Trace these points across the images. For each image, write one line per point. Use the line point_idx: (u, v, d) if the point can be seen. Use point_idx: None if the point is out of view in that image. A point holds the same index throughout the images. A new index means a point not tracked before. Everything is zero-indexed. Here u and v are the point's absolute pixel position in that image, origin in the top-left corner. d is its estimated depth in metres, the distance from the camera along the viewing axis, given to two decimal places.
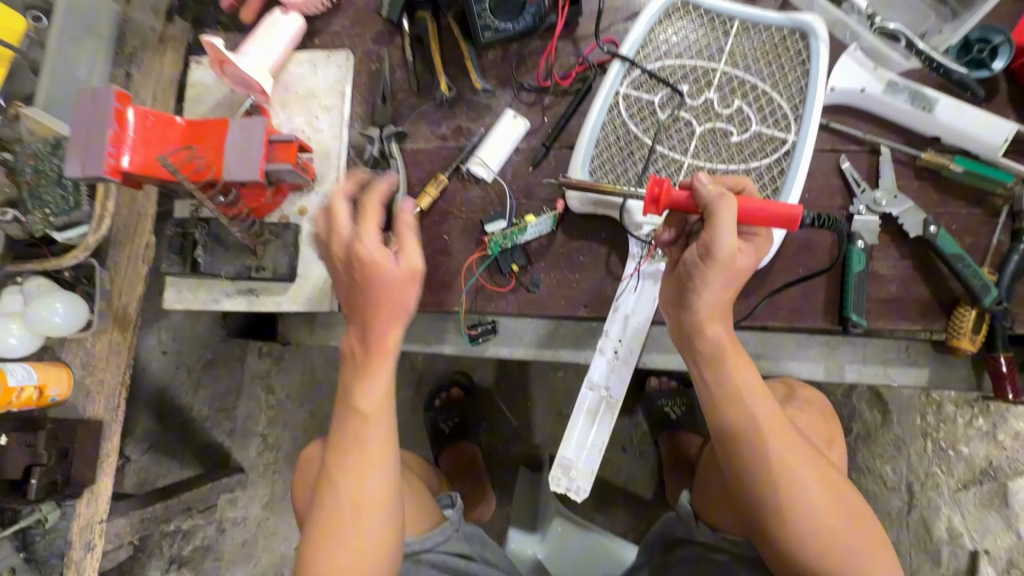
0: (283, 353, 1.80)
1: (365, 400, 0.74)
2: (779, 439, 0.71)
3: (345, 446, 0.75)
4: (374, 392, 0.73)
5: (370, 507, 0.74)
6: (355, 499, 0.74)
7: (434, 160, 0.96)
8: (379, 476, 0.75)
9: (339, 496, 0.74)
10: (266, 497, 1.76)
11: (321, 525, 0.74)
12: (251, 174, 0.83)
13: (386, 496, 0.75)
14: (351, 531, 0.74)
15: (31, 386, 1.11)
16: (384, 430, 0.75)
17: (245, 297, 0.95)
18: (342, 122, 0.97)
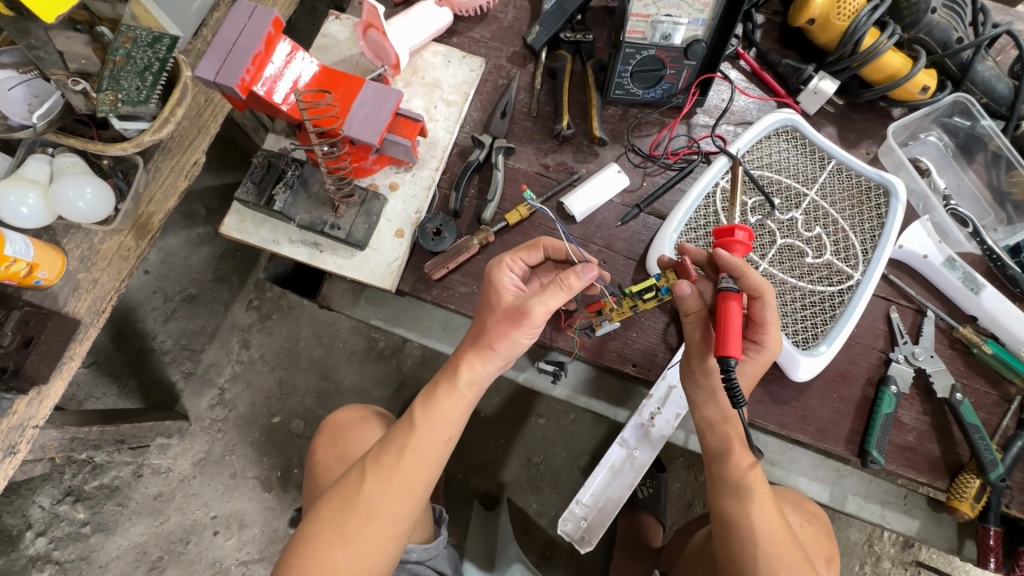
0: (271, 313, 1.73)
1: (439, 401, 0.78)
2: (772, 540, 0.72)
3: (391, 443, 0.79)
4: (453, 404, 0.78)
5: (383, 508, 0.76)
6: (378, 497, 0.76)
7: (531, 184, 0.99)
8: (411, 485, 0.77)
9: (364, 487, 0.77)
10: (200, 454, 1.63)
11: (336, 503, 0.77)
12: (370, 138, 0.84)
13: (406, 506, 0.77)
14: (360, 523, 0.76)
15: (24, 262, 0.95)
16: (436, 444, 0.78)
17: (306, 247, 0.93)
18: (458, 119, 1.00)
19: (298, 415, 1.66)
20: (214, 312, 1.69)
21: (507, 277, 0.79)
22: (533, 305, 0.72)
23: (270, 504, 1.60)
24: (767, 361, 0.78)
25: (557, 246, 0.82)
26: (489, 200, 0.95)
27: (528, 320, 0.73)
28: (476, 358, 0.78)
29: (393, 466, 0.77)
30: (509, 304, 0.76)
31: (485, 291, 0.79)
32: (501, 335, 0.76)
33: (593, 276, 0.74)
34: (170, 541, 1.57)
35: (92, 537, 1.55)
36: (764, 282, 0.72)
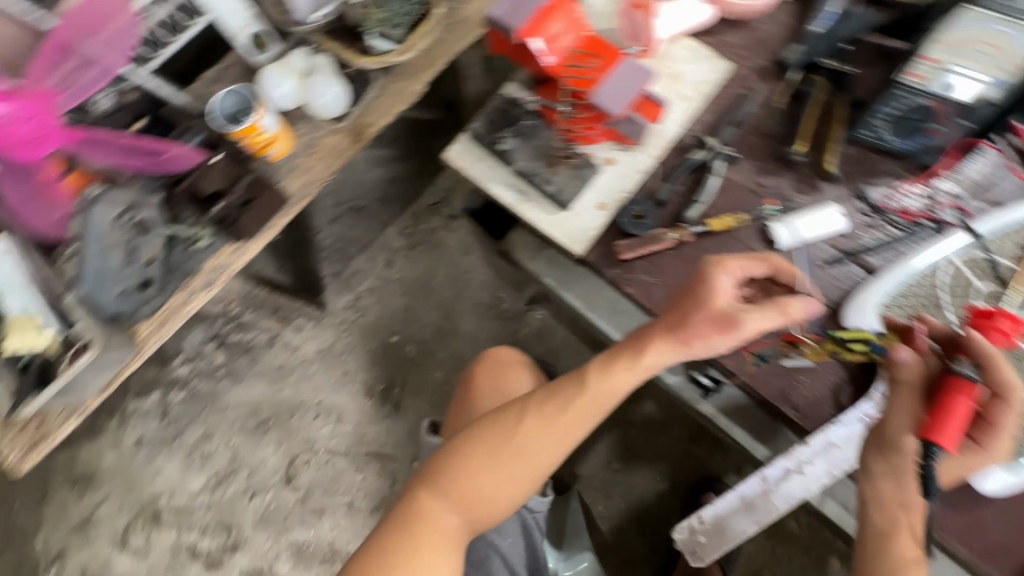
0: (419, 244, 1.87)
1: (614, 376, 0.79)
2: None
3: (558, 393, 0.82)
4: (628, 378, 0.79)
5: (536, 448, 0.81)
6: (533, 436, 0.81)
7: (741, 199, 0.97)
8: (564, 436, 0.81)
9: (523, 423, 0.82)
10: (324, 344, 1.81)
11: (494, 429, 0.83)
12: (615, 108, 0.88)
13: (551, 456, 0.82)
14: (512, 455, 0.81)
15: (268, 134, 1.26)
16: (597, 408, 0.81)
17: (514, 191, 0.99)
18: (689, 116, 1.00)
19: (415, 341, 1.79)
20: (373, 228, 1.86)
21: (726, 279, 0.76)
22: (749, 319, 0.73)
23: (368, 410, 1.74)
24: (974, 466, 0.74)
25: (786, 268, 0.81)
26: (697, 202, 0.96)
27: (736, 331, 0.73)
28: (669, 347, 0.77)
29: (556, 415, 0.81)
30: (720, 309, 0.74)
31: (696, 284, 0.77)
32: (704, 338, 0.74)
33: (813, 311, 0.76)
34: (279, 407, 1.77)
35: (222, 380, 1.79)
36: (1018, 385, 0.69)
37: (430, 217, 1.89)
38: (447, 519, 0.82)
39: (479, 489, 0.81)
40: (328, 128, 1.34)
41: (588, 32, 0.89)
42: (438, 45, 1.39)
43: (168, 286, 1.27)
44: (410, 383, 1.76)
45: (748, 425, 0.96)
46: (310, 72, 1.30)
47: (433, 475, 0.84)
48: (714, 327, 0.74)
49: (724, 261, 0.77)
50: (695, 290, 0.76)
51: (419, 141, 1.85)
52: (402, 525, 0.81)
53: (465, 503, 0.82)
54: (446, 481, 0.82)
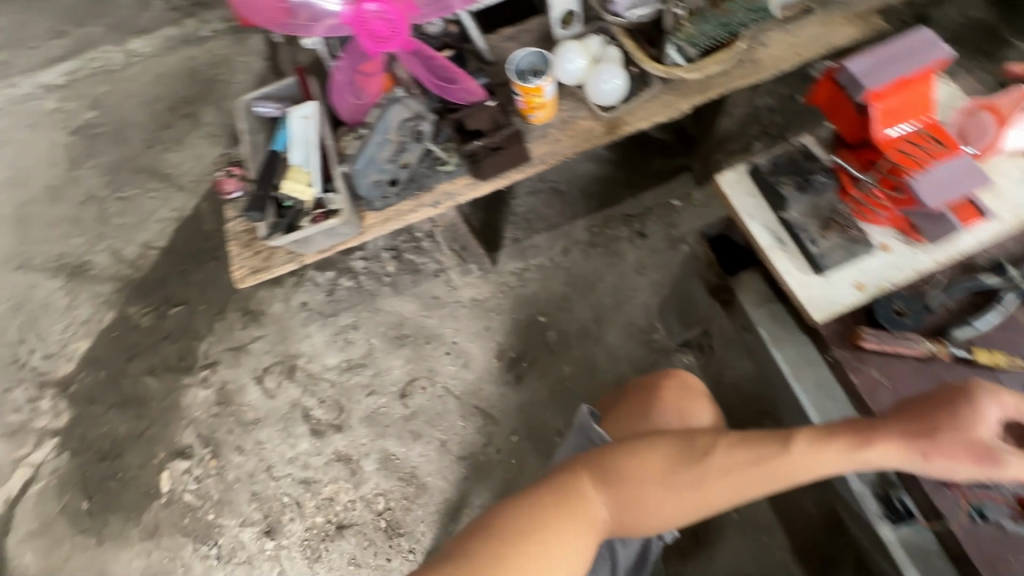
0: (600, 245, 1.91)
1: (829, 453, 0.82)
2: None
3: (754, 444, 0.86)
4: (836, 460, 0.82)
5: (715, 486, 0.86)
6: (717, 474, 0.86)
7: (1015, 343, 0.90)
8: (747, 486, 0.85)
9: (709, 458, 0.87)
10: (478, 295, 1.92)
11: (678, 453, 0.89)
12: (936, 201, 0.86)
13: (730, 498, 0.86)
14: (690, 482, 0.86)
15: (541, 98, 1.36)
16: (791, 474, 0.84)
17: (771, 236, 0.98)
18: (994, 236, 0.92)
19: (558, 329, 1.84)
20: (565, 214, 1.95)
21: (994, 414, 0.79)
22: (1012, 463, 0.77)
23: (493, 369, 1.83)
24: None
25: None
26: (968, 324, 0.89)
27: (992, 468, 0.78)
28: (901, 451, 0.80)
29: (746, 463, 0.85)
30: (979, 438, 0.78)
31: (958, 406, 0.80)
32: (953, 459, 0.78)
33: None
34: (419, 330, 1.91)
35: (384, 286, 1.97)
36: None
37: (620, 225, 1.93)
38: (602, 511, 0.88)
39: (646, 498, 0.88)
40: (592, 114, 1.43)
41: (933, 119, 0.90)
42: (721, 75, 1.41)
43: (406, 192, 1.43)
44: (539, 364, 1.82)
45: None
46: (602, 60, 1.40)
47: (604, 469, 0.90)
48: (967, 453, 0.78)
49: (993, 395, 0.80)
50: (958, 412, 0.80)
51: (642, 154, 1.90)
52: (563, 496, 0.89)
53: (626, 504, 0.88)
54: (615, 478, 0.89)
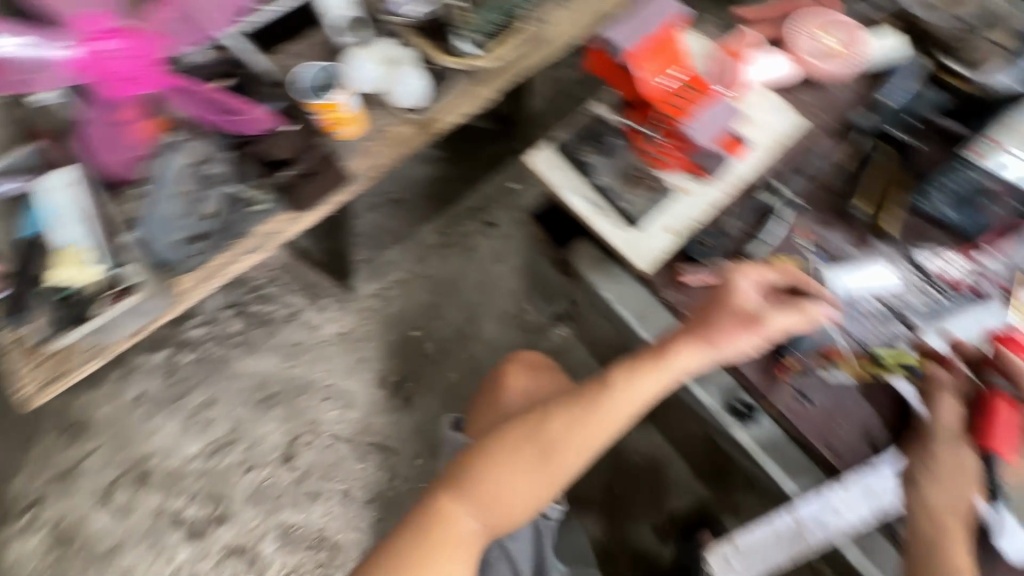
0: (453, 245, 1.89)
1: (641, 378, 0.88)
2: None
3: (583, 396, 0.90)
4: (652, 381, 0.88)
5: (563, 450, 0.88)
6: (561, 437, 0.88)
7: (801, 245, 1.02)
8: (591, 437, 0.88)
9: (549, 425, 0.89)
10: (343, 329, 1.80)
11: (522, 433, 0.90)
12: (700, 141, 0.99)
13: (581, 456, 0.88)
14: (540, 455, 0.87)
15: (348, 112, 1.30)
16: (621, 410, 0.88)
17: (589, 203, 1.02)
18: (764, 160, 1.05)
19: (435, 339, 1.80)
20: (409, 224, 1.90)
21: (745, 283, 0.88)
22: (772, 318, 0.86)
23: (379, 400, 1.74)
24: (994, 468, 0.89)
25: (802, 276, 0.92)
26: (761, 241, 1.01)
27: (762, 329, 0.86)
28: (694, 348, 0.87)
29: (582, 416, 0.88)
30: (743, 309, 0.87)
31: (719, 292, 0.89)
32: (731, 336, 0.86)
33: (824, 312, 0.90)
34: (288, 384, 1.74)
35: (235, 348, 1.76)
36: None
37: (468, 220, 1.92)
38: (468, 523, 0.86)
39: (506, 488, 0.87)
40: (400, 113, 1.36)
41: (689, 69, 1.02)
42: (514, 61, 1.44)
43: (219, 245, 1.25)
44: (424, 380, 1.76)
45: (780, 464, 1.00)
46: (395, 59, 1.35)
47: (461, 478, 0.88)
48: (740, 325, 0.86)
49: (740, 269, 0.90)
50: (719, 298, 0.88)
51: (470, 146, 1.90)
52: (426, 524, 0.86)
53: (486, 505, 0.87)
54: (469, 485, 0.88)
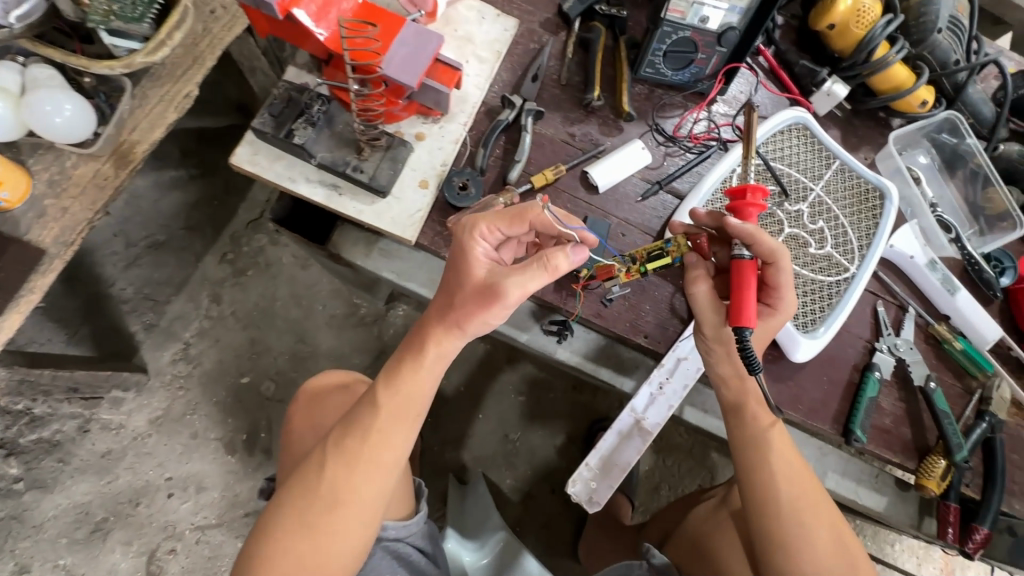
0: (246, 269, 1.64)
1: (404, 383, 0.80)
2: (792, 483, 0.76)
3: (354, 425, 0.80)
4: (416, 384, 0.80)
5: (350, 493, 0.78)
6: (342, 479, 0.78)
7: (556, 151, 0.99)
8: (375, 468, 0.79)
9: (325, 470, 0.79)
10: (157, 412, 1.52)
11: (302, 489, 0.79)
12: (409, 79, 0.81)
13: (373, 488, 0.79)
14: (326, 508, 0.78)
15: None
16: (398, 426, 0.80)
17: (324, 188, 0.89)
18: (489, 77, 0.98)
19: (270, 376, 1.59)
20: (184, 263, 1.59)
21: (479, 247, 0.76)
22: (509, 288, 0.71)
23: (233, 468, 1.52)
24: (777, 325, 0.83)
25: (545, 220, 0.74)
26: (516, 161, 0.94)
27: (500, 302, 0.72)
28: (443, 336, 0.78)
29: (357, 450, 0.79)
30: (482, 281, 0.74)
31: (457, 263, 0.77)
32: (472, 315, 0.75)
33: (582, 259, 0.73)
34: (117, 501, 1.46)
35: (28, 493, 1.42)
36: (778, 247, 0.73)
37: (252, 235, 1.65)
38: None
39: (299, 558, 0.76)
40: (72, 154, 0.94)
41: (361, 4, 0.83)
42: (201, 35, 0.99)
43: None
44: (276, 423, 1.56)
45: (614, 365, 1.01)
46: (35, 80, 0.87)
47: (247, 564, 0.77)
48: (481, 302, 0.74)
49: (471, 229, 0.76)
50: (457, 271, 0.76)
51: (214, 152, 1.59)
52: None
53: None
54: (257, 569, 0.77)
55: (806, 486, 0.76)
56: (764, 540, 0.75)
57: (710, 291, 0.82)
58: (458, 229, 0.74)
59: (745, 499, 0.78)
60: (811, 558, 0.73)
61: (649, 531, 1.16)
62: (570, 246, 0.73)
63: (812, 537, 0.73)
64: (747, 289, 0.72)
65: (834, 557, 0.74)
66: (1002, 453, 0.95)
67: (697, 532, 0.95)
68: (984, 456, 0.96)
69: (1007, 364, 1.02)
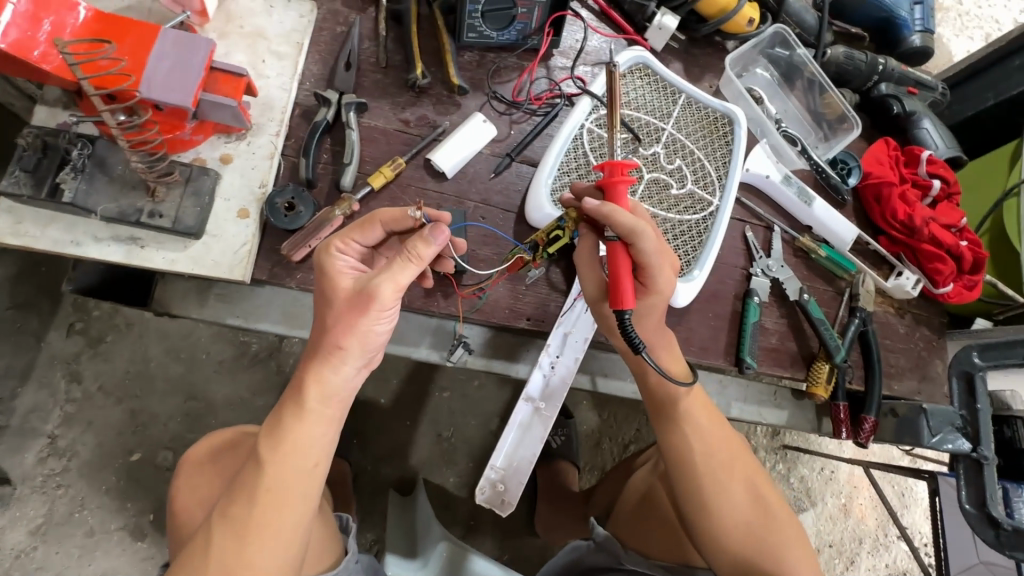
0: (104, 335, 1.41)
1: (294, 430, 0.64)
2: (705, 443, 0.77)
3: (241, 484, 0.63)
4: (306, 431, 0.64)
5: (244, 570, 0.60)
6: (231, 556, 0.60)
7: (392, 143, 0.90)
8: (270, 538, 0.62)
9: (211, 547, 0.61)
10: (38, 520, 1.31)
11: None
12: (182, 101, 0.69)
13: (276, 557, 0.62)
14: None
15: None
16: (293, 483, 0.63)
17: (120, 245, 0.75)
18: (294, 75, 0.86)
19: (164, 446, 1.39)
20: (21, 347, 1.33)
21: (341, 260, 0.67)
22: (378, 283, 0.62)
23: (148, 553, 1.35)
24: (659, 301, 0.75)
25: (395, 215, 0.69)
26: (346, 164, 0.84)
27: (376, 305, 0.62)
28: (323, 367, 0.63)
29: (244, 517, 0.61)
30: (352, 292, 0.64)
31: (321, 283, 0.66)
32: (347, 329, 0.63)
33: (444, 240, 0.65)
34: None
35: None
36: (635, 224, 0.66)
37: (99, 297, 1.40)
38: None
39: None
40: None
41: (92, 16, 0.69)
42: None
43: None
44: None
45: (506, 353, 0.98)
46: None
47: None
48: (353, 312, 0.63)
49: (335, 243, 0.68)
50: (322, 290, 0.66)
51: None
52: None
53: None
54: None
55: (718, 441, 0.78)
56: (685, 499, 0.77)
57: (596, 263, 0.76)
58: (317, 246, 0.66)
59: (668, 464, 0.79)
60: (729, 510, 0.75)
61: (596, 503, 1.17)
62: (427, 229, 0.65)
63: (727, 494, 0.76)
64: (618, 274, 0.67)
65: (750, 505, 0.76)
66: (876, 343, 1.02)
67: (636, 497, 0.96)
68: (862, 349, 1.02)
69: (868, 259, 1.07)
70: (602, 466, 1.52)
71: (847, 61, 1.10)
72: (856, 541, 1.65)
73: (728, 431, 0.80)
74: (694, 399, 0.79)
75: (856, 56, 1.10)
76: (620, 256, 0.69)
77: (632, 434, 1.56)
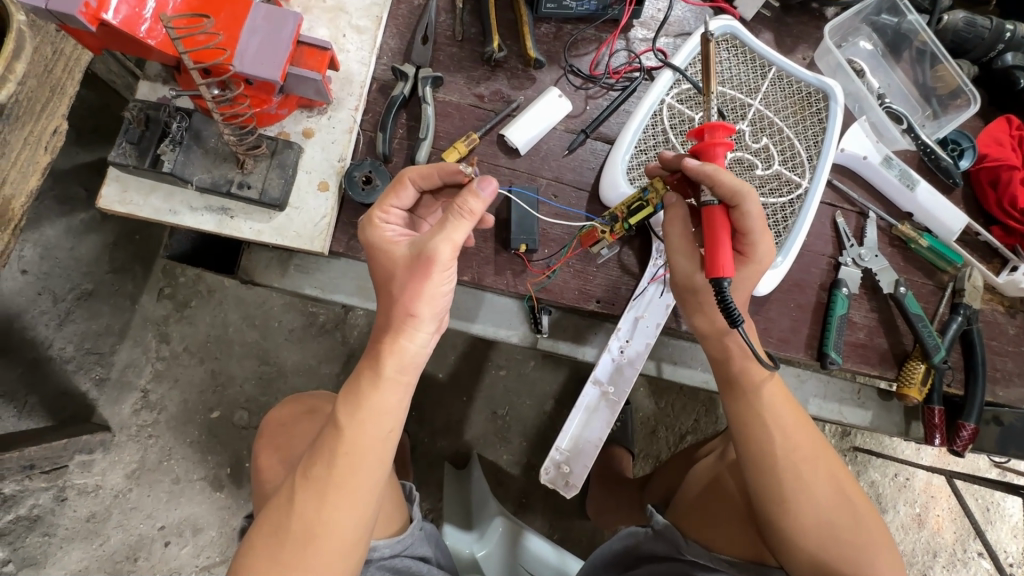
0: (189, 300, 1.47)
1: (369, 397, 0.65)
2: (786, 435, 0.74)
3: (321, 445, 0.66)
4: (383, 397, 0.65)
5: (321, 527, 0.63)
6: (311, 513, 0.63)
7: (466, 118, 0.89)
8: (347, 499, 0.64)
9: (295, 504, 0.64)
10: (133, 464, 1.42)
11: (267, 528, 0.65)
12: (272, 75, 0.71)
13: (352, 519, 0.64)
14: (295, 548, 0.63)
15: None
16: (370, 447, 0.65)
17: (213, 215, 0.79)
18: (373, 49, 0.87)
19: (240, 406, 1.47)
20: (119, 308, 1.41)
21: (389, 229, 0.69)
22: (436, 245, 0.62)
23: (225, 503, 1.44)
24: (755, 273, 0.72)
25: (422, 171, 0.69)
26: (421, 139, 0.84)
27: (437, 265, 0.63)
28: (397, 339, 0.65)
29: (325, 477, 0.64)
30: (409, 256, 0.65)
31: (372, 254, 0.69)
32: (416, 294, 0.64)
33: (492, 188, 0.63)
34: (115, 561, 1.38)
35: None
36: (740, 184, 0.63)
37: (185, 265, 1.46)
38: None
39: None
40: (73, 238, 1.33)
41: None
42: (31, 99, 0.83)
43: None
44: None
45: (571, 335, 0.97)
46: None
47: None
48: (416, 275, 0.64)
49: (380, 213, 0.70)
50: (375, 258, 0.68)
51: None
52: None
53: None
54: None
55: (801, 434, 0.74)
56: (760, 490, 0.74)
57: (687, 235, 0.72)
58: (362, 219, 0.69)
59: (741, 454, 0.75)
60: (807, 506, 0.71)
61: (651, 491, 1.15)
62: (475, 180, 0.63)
63: (808, 489, 0.72)
64: (719, 241, 0.64)
65: (831, 503, 0.72)
66: (981, 344, 0.92)
67: (699, 487, 0.93)
68: (964, 350, 0.93)
69: (977, 251, 0.97)
70: (657, 454, 1.49)
71: (966, 29, 0.99)
72: (929, 554, 1.54)
73: (811, 424, 0.76)
74: (775, 388, 0.75)
75: (978, 22, 0.99)
76: (723, 220, 0.66)
77: (690, 425, 1.52)
